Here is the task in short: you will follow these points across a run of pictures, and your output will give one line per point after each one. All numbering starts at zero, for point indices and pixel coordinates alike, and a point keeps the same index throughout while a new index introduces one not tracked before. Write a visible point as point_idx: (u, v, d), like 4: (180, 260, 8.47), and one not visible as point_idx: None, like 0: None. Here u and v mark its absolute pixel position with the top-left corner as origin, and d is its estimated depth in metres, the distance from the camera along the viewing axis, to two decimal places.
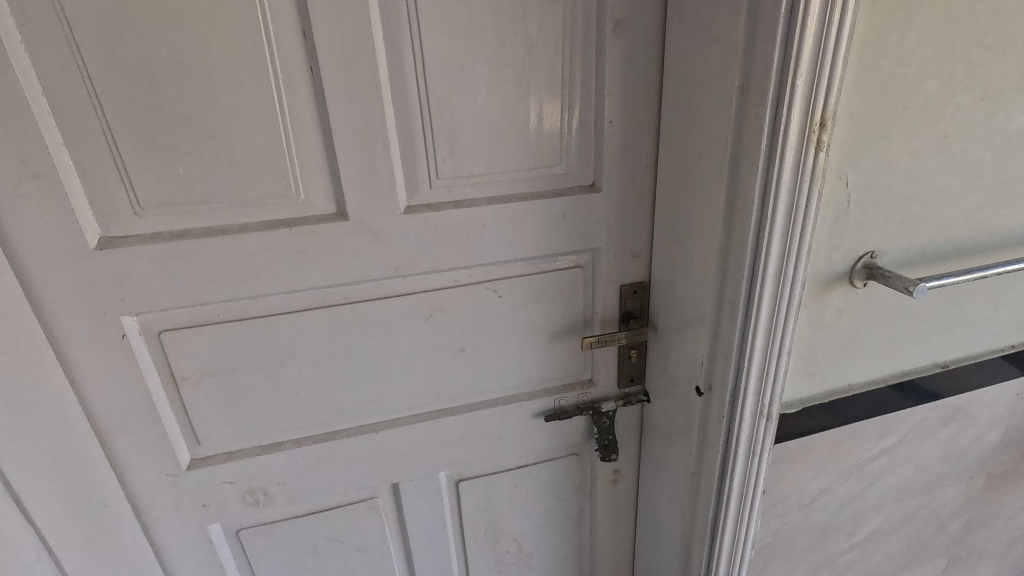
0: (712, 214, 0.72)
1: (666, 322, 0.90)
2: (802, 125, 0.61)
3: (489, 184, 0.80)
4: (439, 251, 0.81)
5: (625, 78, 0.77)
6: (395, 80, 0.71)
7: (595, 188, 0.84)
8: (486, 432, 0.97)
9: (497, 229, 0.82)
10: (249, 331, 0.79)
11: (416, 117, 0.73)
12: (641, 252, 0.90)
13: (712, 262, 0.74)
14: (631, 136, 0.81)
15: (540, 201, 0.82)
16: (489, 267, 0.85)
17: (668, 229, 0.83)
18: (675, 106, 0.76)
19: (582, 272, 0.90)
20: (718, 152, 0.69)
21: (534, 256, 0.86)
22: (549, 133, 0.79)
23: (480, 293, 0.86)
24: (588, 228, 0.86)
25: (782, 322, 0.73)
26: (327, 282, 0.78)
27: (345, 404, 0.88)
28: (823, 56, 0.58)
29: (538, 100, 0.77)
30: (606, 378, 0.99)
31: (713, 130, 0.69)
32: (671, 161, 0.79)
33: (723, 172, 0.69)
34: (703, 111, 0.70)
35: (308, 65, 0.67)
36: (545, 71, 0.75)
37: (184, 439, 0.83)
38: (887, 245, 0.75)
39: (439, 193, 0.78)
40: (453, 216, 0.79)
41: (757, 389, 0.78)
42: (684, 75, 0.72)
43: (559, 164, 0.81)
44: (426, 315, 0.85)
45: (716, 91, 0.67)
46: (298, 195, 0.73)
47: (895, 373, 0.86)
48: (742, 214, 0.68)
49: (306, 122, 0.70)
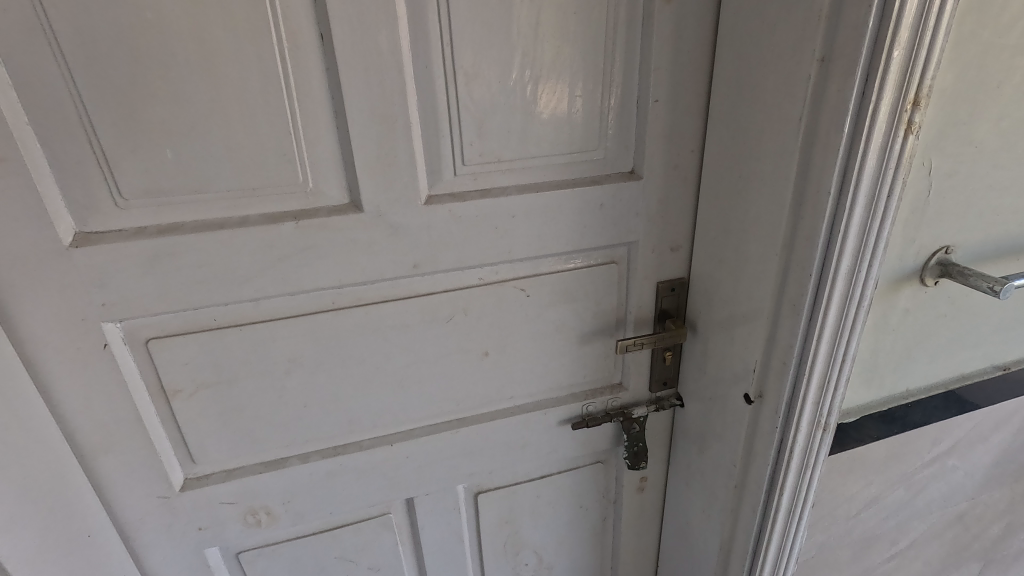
0: (775, 203, 0.65)
1: (708, 322, 0.83)
2: (893, 104, 0.54)
3: (520, 171, 0.71)
4: (463, 246, 0.72)
5: (674, 51, 0.68)
6: (417, 50, 0.61)
7: (636, 174, 0.75)
8: (508, 441, 0.89)
9: (528, 221, 0.73)
10: (251, 337, 0.70)
11: (441, 94, 0.64)
12: (681, 246, 0.82)
13: (772, 259, 0.67)
14: (677, 117, 0.72)
15: (575, 190, 0.73)
16: (517, 263, 0.76)
17: (717, 221, 0.76)
18: (730, 83, 0.68)
19: (616, 268, 0.82)
20: (788, 136, 0.61)
21: (566, 250, 0.77)
22: (588, 113, 0.70)
23: (506, 292, 0.78)
24: (626, 220, 0.78)
25: (850, 325, 0.66)
26: (338, 281, 0.70)
27: (356, 416, 0.79)
28: (925, 24, 0.50)
29: (577, 75, 0.68)
30: (637, 382, 0.92)
31: (782, 109, 0.61)
32: (722, 145, 0.71)
33: (793, 157, 0.61)
34: (768, 88, 0.62)
35: (318, 31, 0.58)
36: (588, 42, 0.66)
37: (176, 457, 0.74)
38: (963, 239, 0.67)
39: (464, 180, 0.69)
40: (481, 208, 0.70)
41: (817, 397, 0.71)
42: (746, 48, 0.64)
43: (597, 149, 0.73)
44: (447, 317, 0.77)
45: (788, 64, 0.59)
46: (306, 183, 0.64)
47: (955, 376, 0.80)
48: (814, 205, 0.60)
49: (315, 99, 0.60)
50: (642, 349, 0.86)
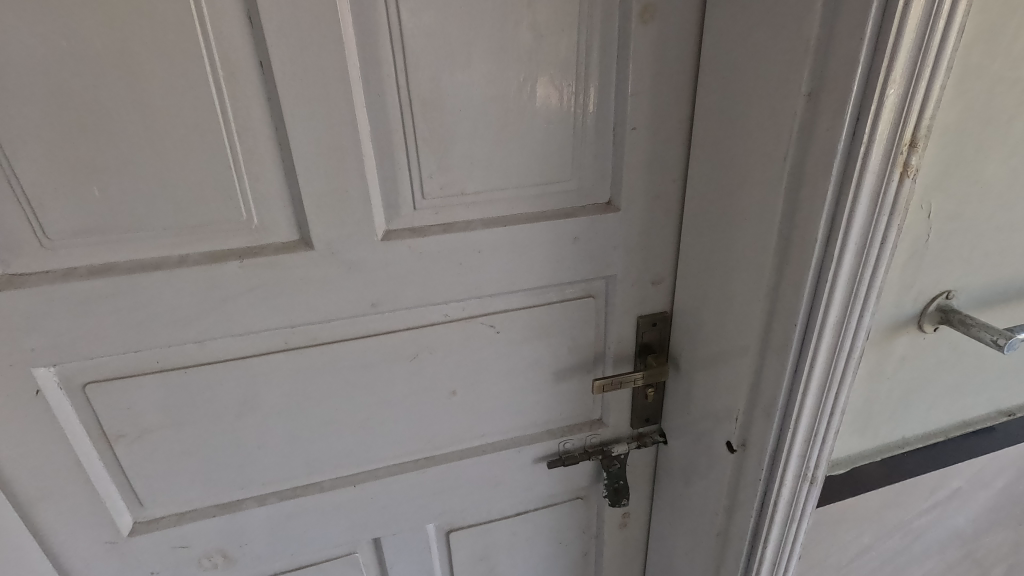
0: (758, 246, 0.60)
1: (691, 361, 0.78)
2: (887, 147, 0.48)
3: (486, 205, 0.66)
4: (426, 283, 0.67)
5: (653, 76, 0.63)
6: (369, 78, 0.56)
7: (613, 206, 0.70)
8: (481, 480, 0.85)
9: (495, 256, 0.68)
10: (198, 379, 0.66)
11: (397, 123, 0.59)
12: (663, 280, 0.77)
13: (756, 304, 0.62)
14: (657, 146, 0.67)
15: (547, 223, 0.68)
16: (486, 298, 0.72)
17: (701, 257, 0.70)
18: (714, 112, 0.62)
19: (594, 303, 0.77)
20: (773, 175, 0.55)
21: (539, 285, 0.72)
22: (560, 142, 0.65)
23: (474, 328, 0.73)
24: (603, 254, 0.72)
25: (838, 377, 0.61)
26: (290, 321, 0.65)
27: (316, 458, 0.75)
28: (923, 59, 0.45)
29: (547, 102, 0.62)
30: (618, 418, 0.87)
31: (766, 146, 0.55)
32: (705, 178, 0.66)
33: (778, 199, 0.55)
34: (752, 121, 0.57)
35: (257, 59, 0.53)
36: (558, 66, 0.61)
37: (124, 502, 0.70)
38: (966, 283, 0.62)
39: (425, 214, 0.64)
40: (443, 244, 0.66)
41: (804, 450, 0.66)
42: (730, 76, 0.59)
43: (571, 180, 0.68)
44: (410, 355, 0.72)
45: (773, 96, 0.53)
46: (250, 220, 0.59)
47: (954, 423, 0.75)
48: (800, 252, 0.55)
49: (257, 131, 0.56)
50: (622, 387, 0.81)
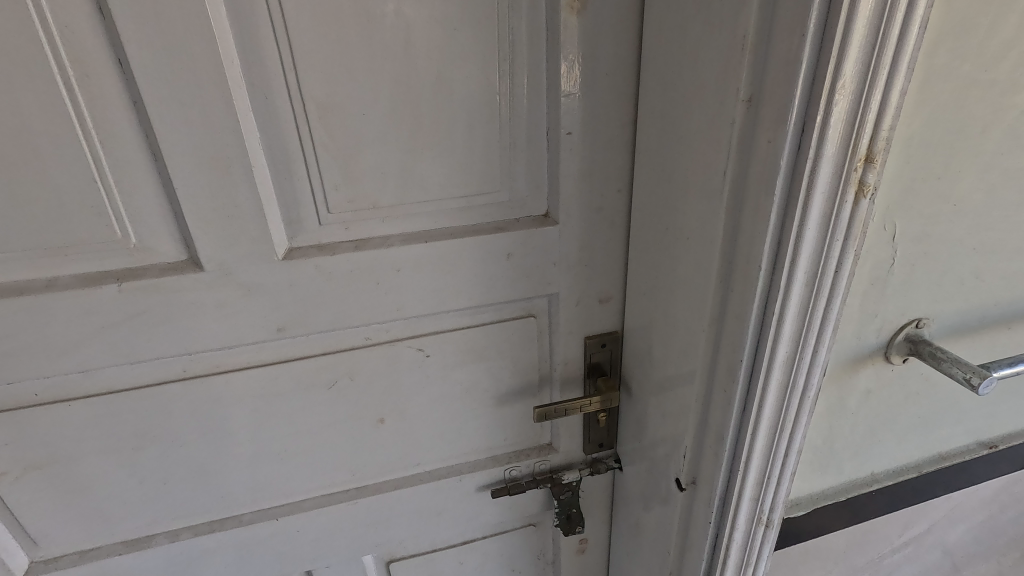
0: (701, 270, 0.52)
1: (643, 386, 0.71)
2: (838, 163, 0.41)
3: (404, 219, 0.59)
4: (339, 305, 0.61)
5: (588, 75, 0.55)
6: (254, 78, 0.49)
7: (551, 219, 0.63)
8: (420, 509, 0.79)
9: (418, 275, 0.62)
10: (85, 412, 0.59)
11: (291, 130, 0.52)
12: (611, 297, 0.70)
13: (700, 334, 0.55)
14: (596, 152, 0.60)
15: (475, 239, 0.61)
16: (411, 320, 0.65)
17: (648, 276, 0.63)
18: (656, 115, 0.55)
19: (535, 323, 0.70)
20: (713, 192, 0.48)
21: (471, 306, 0.66)
22: (484, 149, 0.58)
23: (400, 353, 0.66)
24: (542, 271, 0.66)
25: (792, 417, 0.54)
26: (185, 349, 0.59)
27: (231, 490, 0.69)
28: (877, 59, 0.38)
29: (467, 104, 0.55)
30: (568, 443, 0.81)
31: (707, 158, 0.48)
32: (649, 189, 0.59)
33: (719, 219, 0.48)
34: (692, 128, 0.49)
35: (115, 56, 0.46)
36: (478, 64, 0.54)
37: (16, 541, 0.65)
38: (938, 310, 0.55)
39: (333, 230, 0.58)
40: (356, 262, 0.59)
41: (756, 493, 0.60)
42: (671, 75, 0.51)
43: (501, 190, 0.61)
44: (329, 382, 0.66)
45: (712, 101, 0.46)
46: (127, 239, 0.53)
47: (930, 457, 0.68)
48: (743, 280, 0.48)
49: (124, 139, 0.49)
50: (569, 414, 0.73)
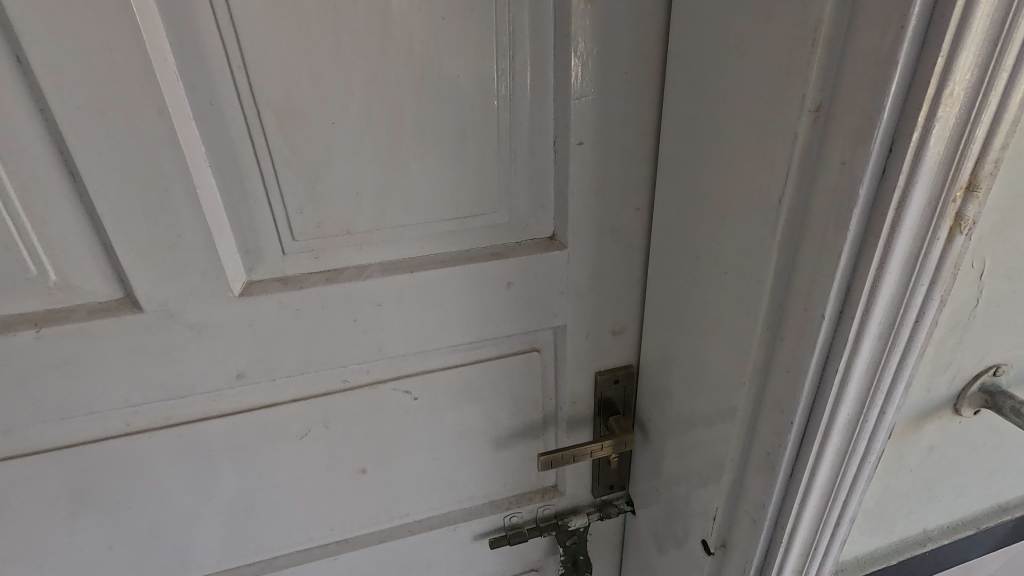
0: (740, 313, 0.44)
1: (661, 429, 0.62)
2: (933, 192, 0.32)
3: (385, 246, 0.50)
4: (310, 346, 0.52)
5: (603, 75, 0.46)
6: (193, 80, 0.40)
7: (557, 242, 0.54)
8: (409, 562, 0.70)
9: (402, 310, 0.52)
10: (8, 475, 0.50)
11: (243, 142, 0.43)
12: (626, 329, 0.61)
13: (737, 387, 0.46)
14: (611, 166, 0.50)
15: (469, 267, 0.52)
16: (396, 359, 0.56)
17: (671, 310, 0.54)
18: (684, 124, 0.46)
19: (539, 358, 0.61)
20: (760, 222, 0.39)
21: (465, 342, 0.57)
22: (479, 162, 0.48)
23: (383, 396, 0.57)
24: (547, 302, 0.56)
25: (847, 483, 0.46)
26: (126, 401, 0.49)
27: (190, 553, 0.60)
28: (997, 60, 0.29)
29: (457, 109, 0.46)
30: (575, 486, 0.72)
31: (752, 180, 0.39)
32: (673, 210, 0.50)
33: (768, 256, 0.39)
34: (733, 143, 0.40)
35: (11, 52, 0.36)
36: (469, 62, 0.44)
37: None
38: (1020, 355, 0.46)
39: (300, 259, 0.48)
40: (328, 297, 0.50)
41: (801, 563, 0.51)
42: (704, 76, 0.42)
43: (499, 210, 0.51)
44: (301, 431, 0.57)
45: (763, 110, 0.37)
46: (46, 276, 0.43)
47: (989, 510, 0.59)
48: (800, 330, 0.39)
49: (32, 156, 0.39)
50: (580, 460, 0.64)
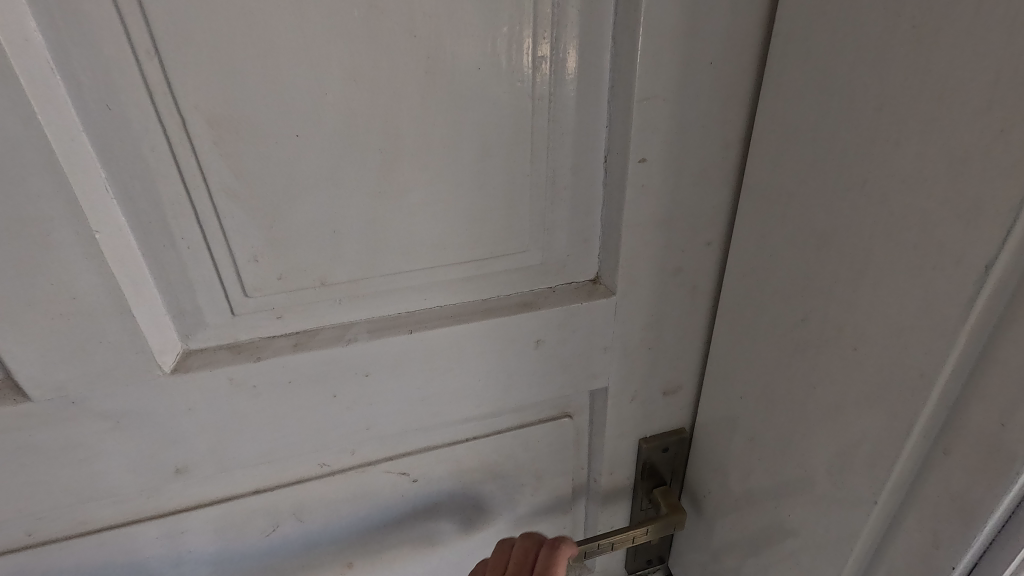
0: (878, 410, 0.31)
1: (722, 513, 0.50)
2: None
3: (374, 300, 0.36)
4: (274, 431, 0.38)
5: (679, 68, 0.33)
6: (79, 74, 0.26)
7: (603, 287, 0.41)
8: None
9: (398, 381, 0.39)
10: None
11: (163, 166, 0.29)
12: (680, 388, 0.48)
13: (863, 503, 0.33)
14: (681, 190, 0.37)
15: (487, 325, 0.39)
16: (390, 437, 0.43)
17: (749, 377, 0.42)
18: (794, 138, 0.32)
19: (570, 425, 0.48)
20: (935, 292, 0.26)
21: (480, 414, 0.44)
22: (505, 188, 0.35)
23: (374, 480, 0.45)
24: (587, 362, 0.43)
25: None
26: (23, 510, 0.36)
27: None
28: None
29: (478, 116, 0.32)
30: (606, 560, 0.60)
31: (926, 232, 0.26)
32: (763, 252, 0.37)
33: (949, 344, 0.26)
34: (889, 174, 0.27)
35: None
36: (495, 48, 0.31)
37: None
38: None
39: (256, 322, 0.35)
40: (298, 370, 0.36)
41: None
42: (839, 73, 0.29)
43: (529, 249, 0.38)
44: (269, 527, 0.44)
45: (961, 129, 0.23)
46: None
47: None
48: (990, 451, 0.27)
49: None
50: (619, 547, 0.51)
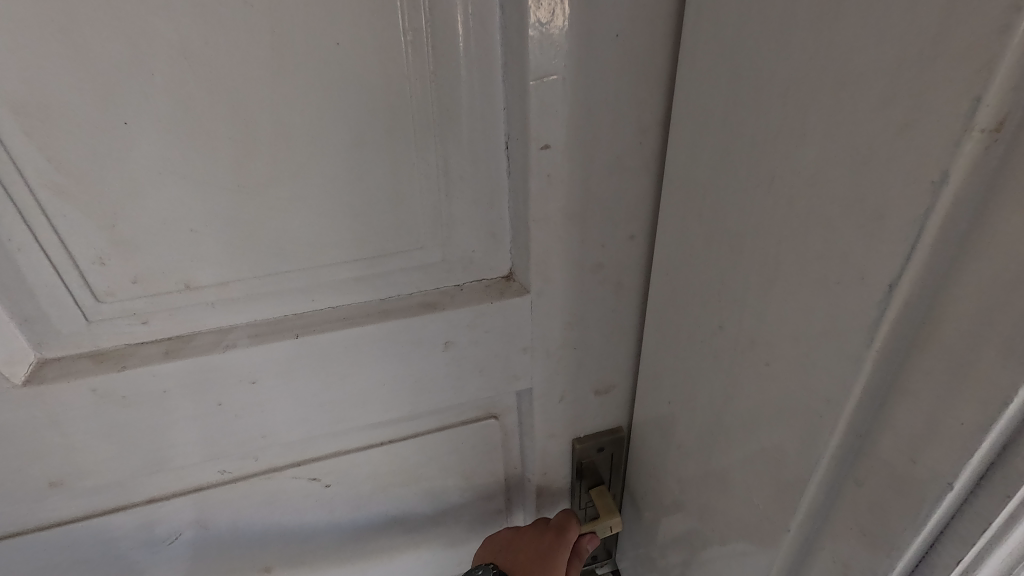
0: (788, 432, 0.28)
1: (658, 517, 0.47)
2: None
3: (252, 302, 0.33)
4: (155, 441, 0.36)
5: (580, 41, 0.29)
6: None
7: (516, 284, 0.37)
8: None
9: (291, 388, 0.36)
10: None
11: None
12: (613, 387, 0.45)
13: (776, 528, 0.30)
14: (593, 179, 0.33)
15: (384, 328, 0.35)
16: (295, 443, 0.40)
17: (675, 381, 0.38)
18: (707, 124, 0.28)
19: (496, 428, 0.45)
20: (836, 308, 0.23)
21: (392, 418, 0.41)
22: (389, 178, 0.31)
23: (284, 486, 0.42)
24: (505, 364, 0.40)
25: None
26: None
27: None
28: None
29: (344, 98, 0.28)
30: None
31: (830, 239, 0.22)
32: (682, 248, 0.33)
33: (856, 370, 0.23)
34: (795, 170, 0.23)
35: None
36: (356, 20, 0.27)
37: None
38: None
39: (118, 326, 0.32)
40: (171, 379, 0.33)
41: None
42: (750, 49, 0.25)
43: (427, 244, 0.35)
44: (171, 533, 0.42)
45: (863, 121, 0.20)
46: None
47: None
48: (897, 488, 0.23)
49: None
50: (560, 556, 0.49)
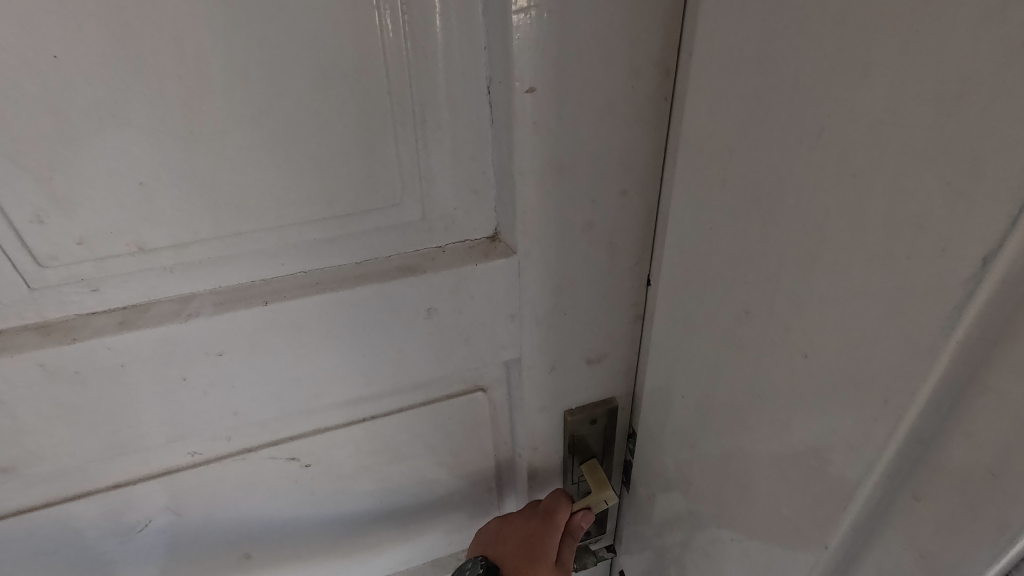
0: (826, 415, 0.25)
1: (657, 499, 0.45)
2: None
3: (215, 266, 0.31)
4: (115, 421, 0.33)
5: None
6: None
7: (503, 245, 0.35)
8: None
9: (263, 361, 0.34)
10: None
11: None
12: (606, 356, 0.43)
13: (812, 537, 0.27)
14: (584, 127, 0.31)
15: (362, 293, 0.33)
16: (271, 421, 0.38)
17: (689, 356, 0.36)
18: (739, 76, 0.26)
19: (485, 401, 0.43)
20: (904, 284, 0.20)
21: (373, 393, 0.38)
22: (362, 126, 0.29)
23: (260, 468, 0.40)
24: (493, 332, 0.38)
25: None
26: None
27: None
28: None
29: (309, 32, 0.26)
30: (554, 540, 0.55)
31: (885, 183, 0.20)
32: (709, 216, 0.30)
33: (928, 358, 0.20)
34: (850, 111, 0.21)
35: None
36: None
37: None
38: None
39: (67, 294, 0.29)
40: (128, 352, 0.31)
41: None
42: None
43: (405, 201, 0.32)
44: (140, 521, 0.39)
45: (957, 57, 0.17)
46: None
47: None
48: (971, 504, 0.20)
49: None
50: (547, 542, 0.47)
